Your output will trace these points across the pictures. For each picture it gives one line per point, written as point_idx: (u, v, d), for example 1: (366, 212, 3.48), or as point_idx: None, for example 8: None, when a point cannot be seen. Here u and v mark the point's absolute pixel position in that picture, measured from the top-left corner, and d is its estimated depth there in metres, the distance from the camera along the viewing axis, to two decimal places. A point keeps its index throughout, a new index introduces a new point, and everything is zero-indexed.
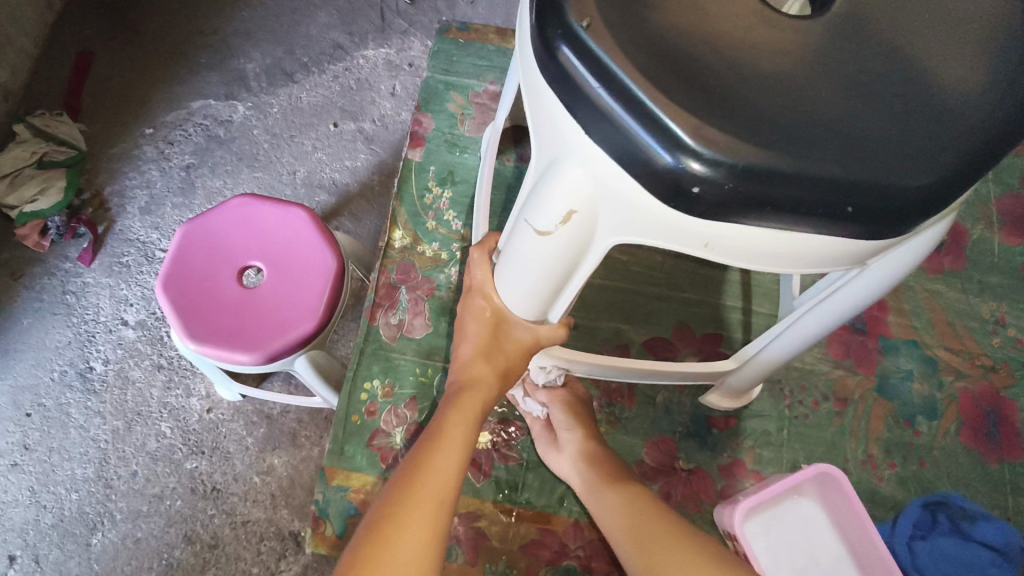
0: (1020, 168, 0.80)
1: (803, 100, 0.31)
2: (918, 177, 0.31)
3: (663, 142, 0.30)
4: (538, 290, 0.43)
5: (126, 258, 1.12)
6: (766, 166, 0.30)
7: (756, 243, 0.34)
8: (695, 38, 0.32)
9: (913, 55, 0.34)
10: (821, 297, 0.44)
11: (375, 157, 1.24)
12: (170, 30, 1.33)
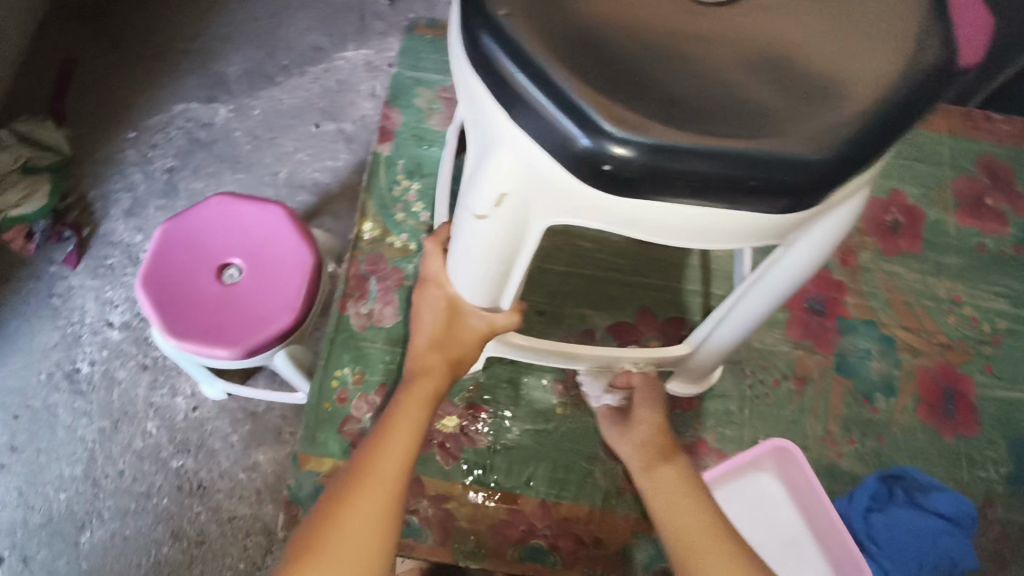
0: (974, 152, 0.82)
1: (710, 76, 0.35)
2: (818, 149, 0.34)
3: (580, 125, 0.33)
4: (486, 272, 0.45)
5: (111, 261, 1.14)
6: (675, 146, 0.32)
7: (675, 220, 0.36)
8: (611, 27, 0.36)
9: (814, 38, 0.37)
10: (750, 278, 0.47)
11: (356, 156, 1.26)
12: (152, 34, 1.35)
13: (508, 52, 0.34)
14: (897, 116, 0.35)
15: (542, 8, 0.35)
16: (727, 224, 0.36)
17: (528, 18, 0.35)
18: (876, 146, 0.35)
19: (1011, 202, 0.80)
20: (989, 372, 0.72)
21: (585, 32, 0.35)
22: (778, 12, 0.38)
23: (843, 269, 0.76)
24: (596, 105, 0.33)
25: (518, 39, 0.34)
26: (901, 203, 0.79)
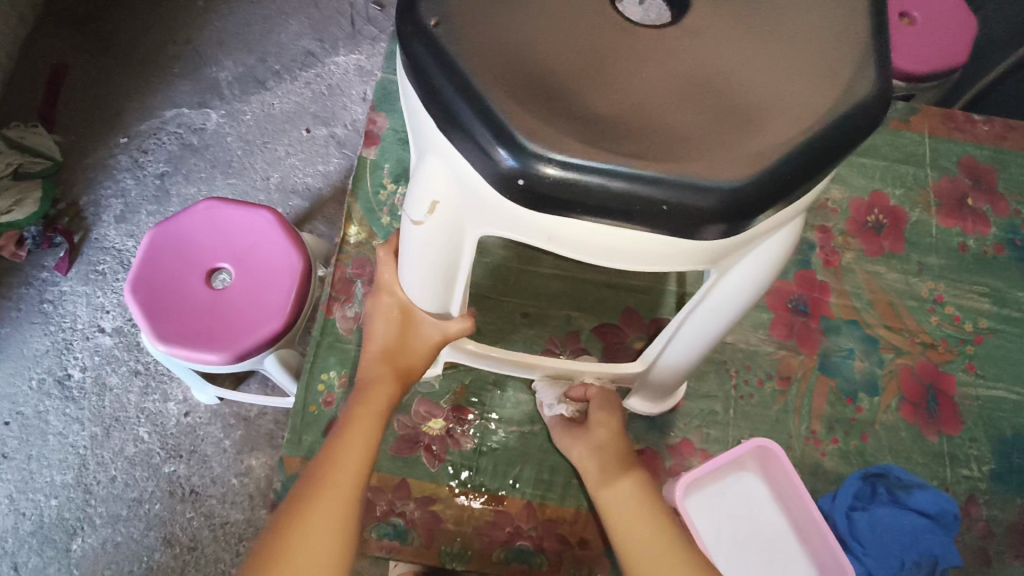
0: (957, 153, 0.83)
1: (638, 95, 0.38)
2: (731, 175, 0.36)
3: (504, 142, 0.35)
4: (431, 275, 0.49)
5: (103, 266, 1.14)
6: (592, 165, 0.35)
7: (594, 233, 0.39)
8: (554, 51, 0.39)
9: (745, 58, 0.41)
10: (698, 296, 0.48)
11: (347, 161, 1.27)
12: (143, 40, 1.35)
13: (449, 74, 0.37)
14: (817, 150, 0.37)
15: (493, 39, 0.39)
16: (645, 242, 0.39)
17: (477, 45, 0.38)
18: (796, 175, 0.37)
19: (993, 202, 0.81)
20: (971, 371, 0.73)
21: (530, 64, 0.38)
22: (721, 41, 0.41)
23: (827, 270, 0.76)
24: (523, 123, 0.36)
25: (463, 62, 0.37)
26: (884, 204, 0.80)
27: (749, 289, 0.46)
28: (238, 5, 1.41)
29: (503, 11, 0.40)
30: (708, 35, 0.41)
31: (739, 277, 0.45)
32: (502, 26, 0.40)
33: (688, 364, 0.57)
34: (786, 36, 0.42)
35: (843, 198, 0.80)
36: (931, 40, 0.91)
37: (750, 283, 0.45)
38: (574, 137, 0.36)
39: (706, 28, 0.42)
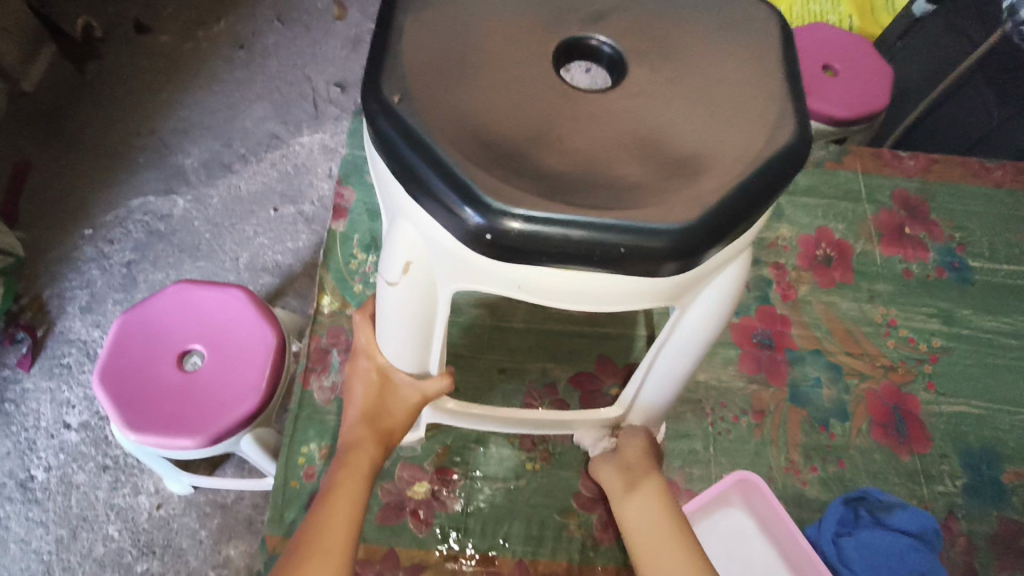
0: (890, 187, 0.89)
1: (587, 153, 0.42)
2: (682, 216, 0.39)
3: (471, 202, 0.38)
4: (410, 336, 0.51)
5: (68, 359, 1.12)
6: (550, 218, 0.37)
7: (559, 280, 0.42)
8: (509, 119, 0.43)
9: (680, 115, 0.45)
10: (664, 334, 0.50)
11: (316, 236, 1.29)
12: (107, 134, 1.38)
13: (411, 143, 0.40)
14: (756, 190, 0.41)
15: (448, 110, 0.42)
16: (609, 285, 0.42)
17: (436, 116, 0.41)
18: (738, 213, 0.40)
19: (929, 230, 0.87)
20: (932, 389, 0.76)
21: (487, 133, 0.42)
22: (655, 102, 0.45)
23: (785, 303, 0.80)
24: (485, 184, 0.38)
25: (424, 130, 0.40)
26: (830, 238, 0.85)
27: (711, 324, 0.48)
28: (201, 94, 1.45)
29: (459, 86, 0.44)
30: (645, 96, 0.46)
31: (702, 312, 0.48)
32: (459, 99, 0.43)
33: (664, 403, 0.59)
34: (712, 93, 0.46)
35: (791, 236, 0.85)
36: (856, 87, 1.00)
37: (711, 316, 0.48)
38: (533, 194, 0.38)
39: (641, 90, 0.46)
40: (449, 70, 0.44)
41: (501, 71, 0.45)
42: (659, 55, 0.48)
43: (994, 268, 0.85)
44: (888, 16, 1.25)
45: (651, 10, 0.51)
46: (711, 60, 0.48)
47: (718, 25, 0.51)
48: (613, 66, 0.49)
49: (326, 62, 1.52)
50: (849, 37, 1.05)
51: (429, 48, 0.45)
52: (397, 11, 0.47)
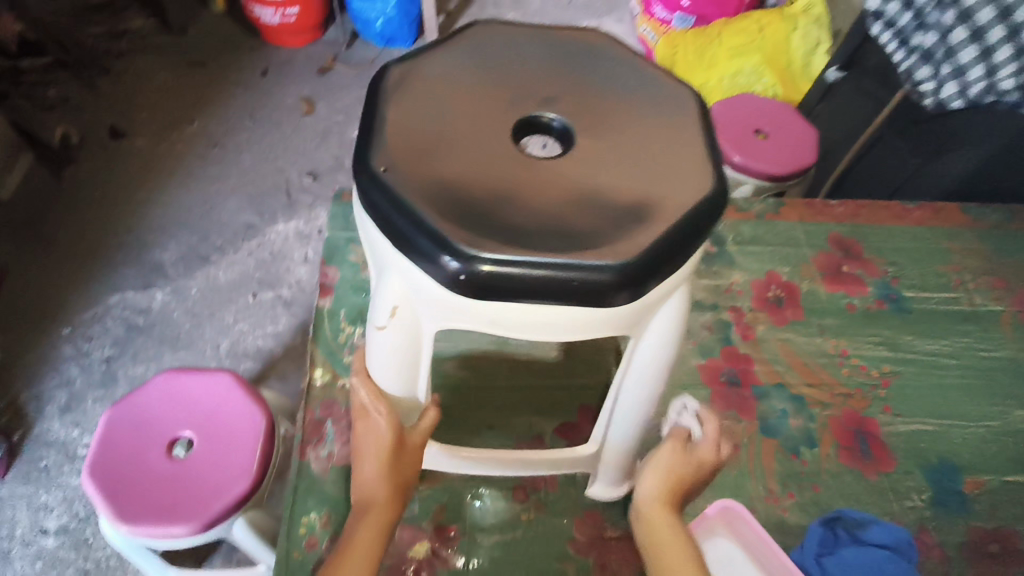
0: (825, 232, 0.99)
1: (544, 207, 0.49)
2: (626, 253, 0.46)
3: (448, 250, 0.44)
4: (399, 373, 0.57)
5: (45, 462, 1.12)
6: (514, 261, 0.44)
7: (528, 315, 0.48)
8: (477, 183, 0.50)
9: (621, 173, 0.53)
10: (624, 363, 0.56)
11: (295, 318, 1.33)
12: (84, 234, 1.41)
13: (394, 204, 0.47)
14: (685, 230, 0.48)
15: (426, 177, 0.49)
16: (572, 318, 0.48)
17: (415, 182, 0.48)
18: (671, 249, 0.47)
19: (865, 267, 0.96)
20: (888, 412, 0.82)
21: (458, 194, 0.48)
22: (603, 167, 0.53)
23: (746, 343, 0.87)
24: (458, 234, 0.45)
25: (406, 192, 0.47)
26: (779, 280, 0.93)
27: (664, 350, 0.54)
28: (177, 191, 1.51)
29: (432, 157, 0.51)
30: (594, 163, 0.53)
31: (655, 340, 0.54)
32: (433, 167, 0.50)
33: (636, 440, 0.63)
34: (651, 158, 0.54)
35: (744, 281, 0.93)
36: (782, 148, 1.12)
37: (665, 343, 0.54)
38: (498, 242, 0.45)
39: (590, 158, 0.54)
40: (424, 147, 0.51)
41: (470, 149, 0.52)
42: (604, 130, 0.56)
43: (926, 297, 0.94)
44: (807, 82, 1.43)
45: (595, 94, 0.60)
46: (649, 132, 0.57)
47: (652, 103, 0.60)
48: (564, 138, 0.57)
49: (298, 153, 1.60)
50: (774, 104, 1.17)
51: (406, 129, 0.52)
52: (378, 103, 0.54)
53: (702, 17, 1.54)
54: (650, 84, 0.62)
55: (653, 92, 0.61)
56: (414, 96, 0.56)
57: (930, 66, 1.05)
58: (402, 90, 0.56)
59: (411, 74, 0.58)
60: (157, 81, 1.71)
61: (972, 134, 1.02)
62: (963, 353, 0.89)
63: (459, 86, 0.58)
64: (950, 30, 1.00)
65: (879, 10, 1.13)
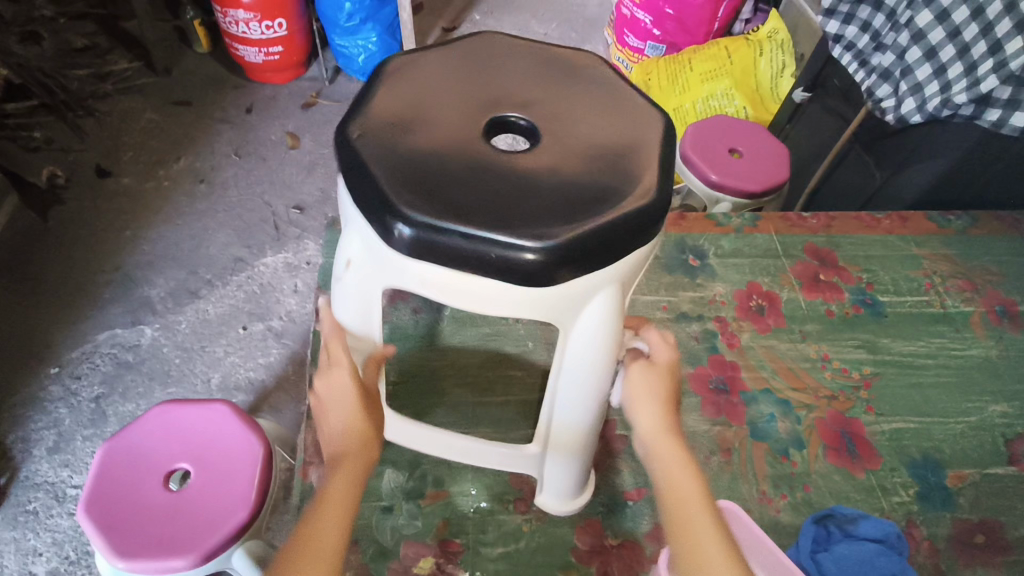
0: (801, 242, 1.03)
1: (493, 187, 0.54)
2: (549, 236, 0.50)
3: (390, 208, 0.52)
4: (355, 325, 0.64)
5: (33, 504, 1.11)
6: (434, 227, 0.50)
7: (460, 283, 0.54)
8: (436, 164, 0.55)
9: (577, 163, 0.57)
10: (557, 356, 0.60)
11: (287, 348, 1.33)
12: (72, 273, 1.41)
13: (359, 167, 0.54)
14: (615, 231, 0.52)
15: (391, 151, 0.55)
16: (491, 288, 0.53)
17: (379, 154, 0.55)
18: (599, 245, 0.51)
19: (841, 275, 1.00)
20: (872, 412, 0.85)
21: (414, 169, 0.54)
22: (563, 165, 0.57)
23: (732, 350, 0.90)
24: (401, 199, 0.52)
25: (368, 156, 0.55)
26: (760, 290, 0.97)
27: (598, 346, 0.57)
28: (165, 228, 1.52)
29: (403, 138, 0.57)
30: (555, 159, 0.57)
31: (584, 333, 0.57)
32: (401, 145, 0.56)
33: (579, 442, 0.65)
34: (610, 165, 0.57)
35: (727, 292, 0.96)
36: (755, 165, 1.18)
37: (595, 336, 0.57)
38: (427, 212, 0.51)
39: (553, 156, 0.57)
40: (398, 129, 0.58)
41: (440, 138, 0.58)
42: (573, 134, 0.60)
43: (900, 301, 0.98)
44: (776, 103, 1.48)
45: (571, 104, 0.63)
46: (618, 144, 0.59)
47: (630, 114, 0.63)
48: (531, 134, 0.61)
49: (285, 186, 1.62)
50: (746, 124, 1.23)
51: (389, 112, 0.59)
52: (374, 85, 0.61)
53: (673, 45, 1.61)
54: (627, 102, 0.65)
55: (629, 110, 0.64)
56: (401, 86, 0.62)
57: (889, 84, 1.10)
58: (395, 75, 0.63)
59: (408, 64, 0.65)
60: (143, 120, 1.74)
61: (934, 145, 1.07)
62: (939, 353, 0.93)
63: (445, 87, 0.63)
64: (905, 50, 1.05)
65: (838, 34, 1.18)
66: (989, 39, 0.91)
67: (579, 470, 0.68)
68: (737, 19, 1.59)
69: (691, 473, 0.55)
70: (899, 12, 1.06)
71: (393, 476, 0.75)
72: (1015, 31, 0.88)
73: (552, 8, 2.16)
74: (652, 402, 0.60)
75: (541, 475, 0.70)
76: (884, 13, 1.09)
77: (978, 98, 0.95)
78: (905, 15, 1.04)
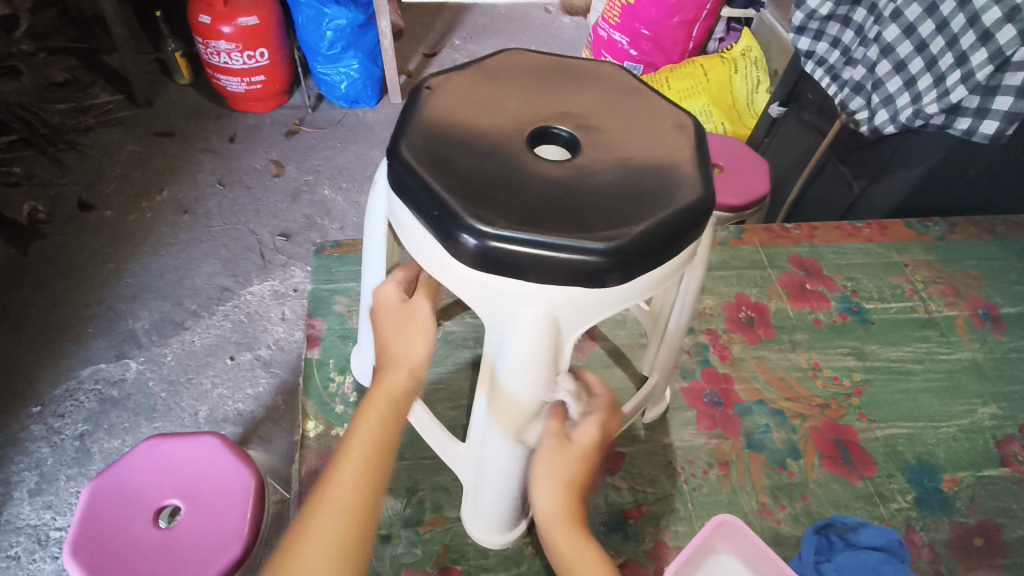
0: (786, 253, 1.05)
1: (492, 175, 0.54)
2: (501, 225, 0.50)
3: (400, 149, 0.56)
4: (371, 260, 0.68)
5: (15, 549, 1.07)
6: (413, 170, 0.54)
7: (426, 244, 0.56)
8: (459, 144, 0.57)
9: (590, 179, 0.56)
10: (486, 375, 0.58)
11: (275, 378, 1.32)
12: (53, 309, 1.39)
13: (406, 116, 0.60)
14: (563, 259, 0.50)
15: (437, 114, 0.60)
16: (434, 249, 0.55)
17: (429, 112, 0.60)
18: (546, 265, 0.50)
19: (826, 284, 1.01)
20: (864, 418, 0.86)
21: (436, 137, 0.57)
22: (573, 179, 0.55)
23: (724, 363, 0.90)
24: (412, 145, 0.56)
25: (423, 107, 0.60)
26: (749, 302, 0.98)
27: (522, 376, 0.55)
28: (148, 259, 1.50)
29: (451, 118, 0.60)
30: (576, 171, 0.56)
31: (510, 361, 0.55)
32: (446, 119, 0.60)
33: (496, 475, 0.64)
34: (606, 201, 0.54)
35: (715, 304, 0.97)
36: (736, 179, 1.20)
37: (520, 366, 0.55)
38: (417, 157, 0.55)
39: (572, 172, 0.56)
40: (459, 103, 0.62)
41: (484, 130, 0.59)
42: (603, 155, 0.59)
43: (885, 308, 0.99)
44: (753, 119, 1.53)
45: (618, 133, 0.62)
46: (635, 193, 0.55)
47: (667, 156, 0.60)
48: (571, 147, 0.61)
49: (269, 215, 1.61)
50: (726, 139, 1.25)
51: (458, 92, 0.63)
52: (463, 67, 0.67)
53: (650, 64, 1.64)
54: (679, 157, 0.60)
55: (674, 166, 0.59)
56: (485, 75, 0.66)
57: (862, 98, 1.12)
58: (485, 64, 0.68)
59: (505, 57, 0.69)
60: (124, 152, 1.72)
61: (910, 154, 1.10)
62: (927, 358, 0.94)
63: (513, 90, 0.65)
64: (875, 63, 1.08)
65: (809, 50, 1.21)
66: (955, 52, 0.94)
67: (510, 504, 0.66)
68: (711, 38, 1.63)
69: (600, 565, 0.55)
70: (867, 27, 1.09)
71: (390, 504, 0.74)
72: (978, 43, 0.91)
73: (530, 32, 2.20)
74: (553, 482, 0.59)
75: (472, 492, 0.68)
76: (853, 29, 1.13)
77: (948, 108, 0.98)
78: (874, 30, 1.07)
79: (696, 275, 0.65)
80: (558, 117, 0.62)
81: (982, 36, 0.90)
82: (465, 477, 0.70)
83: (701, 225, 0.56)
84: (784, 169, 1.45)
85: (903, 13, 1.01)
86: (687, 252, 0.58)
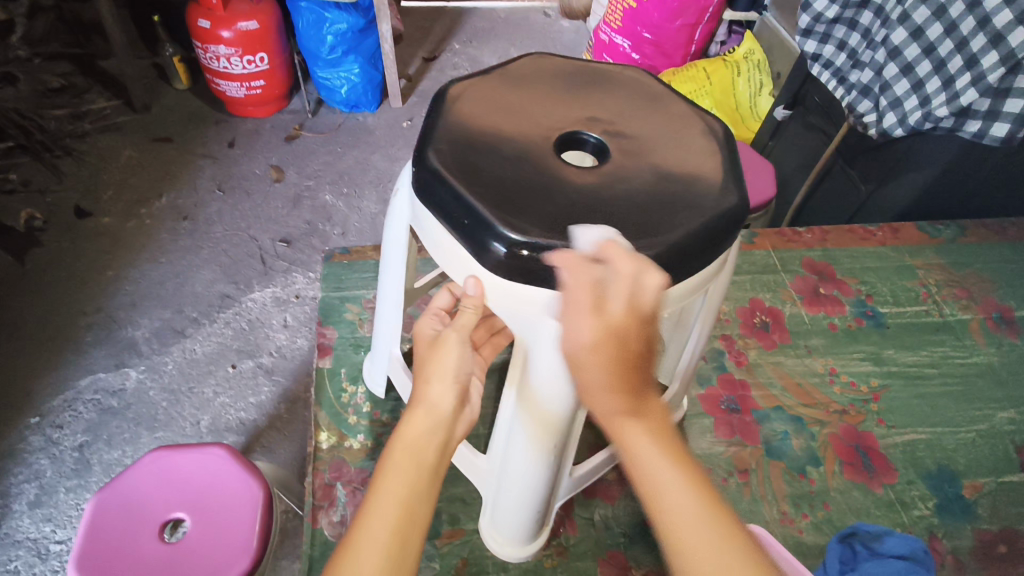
0: (798, 256, 1.04)
1: (522, 181, 0.53)
2: (532, 233, 0.49)
3: (427, 154, 0.55)
4: (389, 267, 0.67)
5: (13, 563, 1.05)
6: (440, 177, 0.53)
7: (453, 251, 0.55)
8: (486, 150, 0.56)
9: (621, 185, 0.55)
10: (511, 380, 0.57)
11: (278, 386, 1.29)
12: (50, 318, 1.36)
13: (429, 121, 0.58)
14: None
15: (461, 119, 0.58)
16: (463, 263, 0.54)
17: (451, 116, 0.59)
18: None
19: (841, 288, 1.00)
20: (883, 424, 0.85)
21: (463, 141, 0.56)
22: (604, 187, 0.54)
23: (740, 368, 0.89)
24: (439, 151, 0.55)
25: (448, 111, 0.59)
26: (763, 306, 0.97)
27: (552, 386, 0.54)
28: (148, 266, 1.48)
29: (477, 122, 0.59)
30: (604, 179, 0.55)
31: (538, 378, 0.54)
32: (472, 123, 0.58)
33: (519, 484, 0.62)
34: (637, 209, 0.53)
35: (730, 309, 0.96)
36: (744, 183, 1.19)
37: (548, 383, 0.54)
38: (443, 163, 0.54)
39: (600, 179, 0.55)
40: (483, 108, 0.60)
41: (510, 135, 0.58)
42: (628, 161, 0.58)
43: (899, 312, 0.98)
44: (757, 122, 1.54)
45: (643, 140, 0.61)
46: (666, 202, 0.54)
47: (695, 162, 0.59)
48: (599, 153, 0.60)
49: (270, 220, 1.59)
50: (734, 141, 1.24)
51: (481, 96, 0.62)
52: (484, 71, 0.65)
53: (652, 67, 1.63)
54: (705, 166, 0.59)
55: (702, 174, 0.58)
56: (506, 78, 0.65)
57: (869, 99, 1.11)
58: (507, 67, 0.67)
59: (526, 60, 0.68)
60: (122, 157, 1.70)
61: (918, 159, 1.09)
62: (942, 362, 0.93)
63: (535, 93, 0.64)
64: (883, 66, 1.07)
65: (816, 53, 1.20)
66: (965, 55, 0.93)
67: (530, 518, 0.65)
68: (713, 41, 1.63)
69: (688, 491, 0.44)
70: (875, 30, 1.09)
71: None
72: (989, 46, 0.90)
73: (529, 36, 2.20)
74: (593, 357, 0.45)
75: (492, 504, 0.67)
76: (860, 32, 1.12)
77: (958, 111, 0.97)
78: (881, 33, 1.06)
79: (720, 285, 0.64)
80: (581, 122, 0.61)
81: (993, 39, 0.89)
82: (484, 489, 0.69)
83: (731, 234, 0.55)
84: (790, 171, 1.44)
85: (910, 15, 0.99)
86: (717, 262, 0.57)
